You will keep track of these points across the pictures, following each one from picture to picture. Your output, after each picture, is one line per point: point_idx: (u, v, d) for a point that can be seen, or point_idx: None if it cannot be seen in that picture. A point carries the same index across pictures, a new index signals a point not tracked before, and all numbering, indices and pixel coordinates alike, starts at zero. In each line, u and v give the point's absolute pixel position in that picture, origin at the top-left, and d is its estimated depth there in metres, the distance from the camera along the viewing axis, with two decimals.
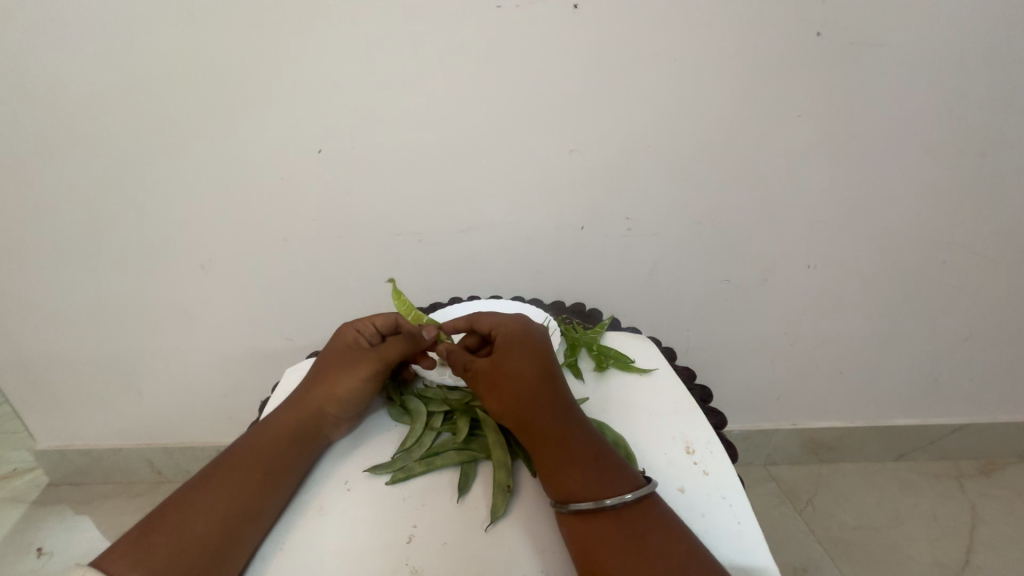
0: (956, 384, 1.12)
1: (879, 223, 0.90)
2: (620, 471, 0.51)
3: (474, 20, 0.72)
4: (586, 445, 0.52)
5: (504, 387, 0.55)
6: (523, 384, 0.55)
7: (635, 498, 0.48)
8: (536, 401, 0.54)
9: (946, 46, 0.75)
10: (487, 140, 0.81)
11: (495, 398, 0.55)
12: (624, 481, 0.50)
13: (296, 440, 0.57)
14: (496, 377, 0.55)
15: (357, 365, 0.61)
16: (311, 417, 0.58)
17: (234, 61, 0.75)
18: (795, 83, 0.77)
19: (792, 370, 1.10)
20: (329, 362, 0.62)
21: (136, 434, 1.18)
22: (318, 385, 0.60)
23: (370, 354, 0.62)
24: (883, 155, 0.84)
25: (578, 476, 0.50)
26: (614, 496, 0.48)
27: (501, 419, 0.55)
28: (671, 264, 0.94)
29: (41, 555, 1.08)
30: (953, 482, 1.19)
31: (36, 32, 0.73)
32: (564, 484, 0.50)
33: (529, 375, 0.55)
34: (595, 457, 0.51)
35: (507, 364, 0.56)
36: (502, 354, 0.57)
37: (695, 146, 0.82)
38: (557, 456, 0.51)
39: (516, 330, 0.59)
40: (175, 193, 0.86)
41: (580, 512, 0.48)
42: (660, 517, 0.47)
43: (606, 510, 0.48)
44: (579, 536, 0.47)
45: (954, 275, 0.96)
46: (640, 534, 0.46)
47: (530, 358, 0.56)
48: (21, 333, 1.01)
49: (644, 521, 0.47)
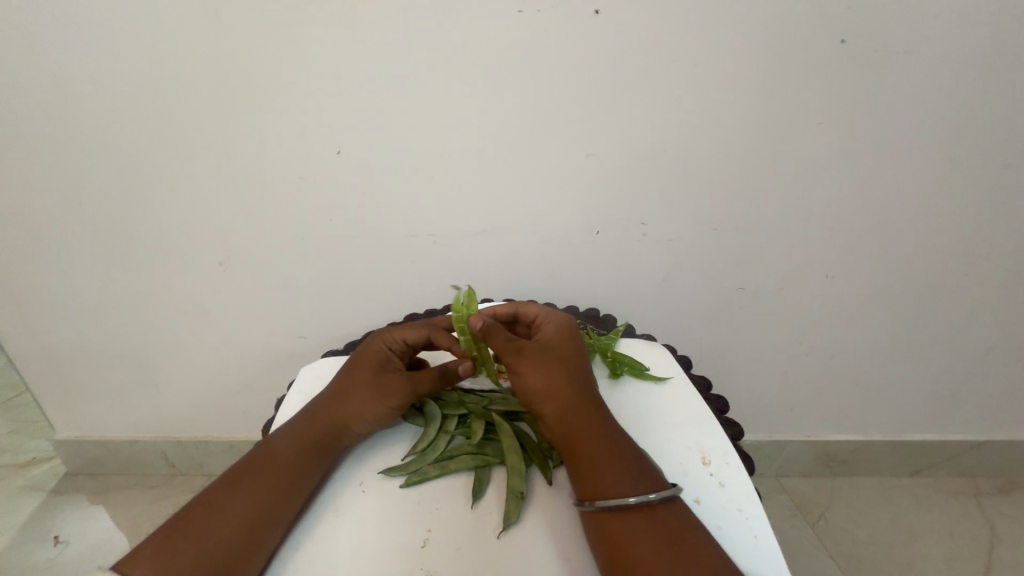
0: (976, 398, 1.10)
1: (899, 233, 0.88)
2: (646, 472, 0.50)
3: (494, 24, 0.73)
4: (621, 444, 0.52)
5: (552, 368, 0.54)
6: (564, 369, 0.55)
7: (660, 498, 0.48)
8: (580, 391, 0.54)
9: (972, 53, 0.74)
10: (504, 143, 0.81)
11: (541, 376, 0.54)
12: (647, 481, 0.49)
13: (315, 454, 0.56)
14: (545, 357, 0.55)
15: (386, 391, 0.58)
16: (332, 431, 0.57)
17: (258, 61, 0.76)
18: (816, 90, 0.76)
19: (807, 380, 1.08)
20: (361, 377, 0.59)
21: (151, 427, 1.20)
22: (342, 401, 0.58)
23: (400, 383, 0.59)
24: (905, 165, 0.82)
25: (612, 471, 0.50)
26: (638, 494, 0.48)
27: (540, 398, 0.53)
28: (687, 270, 0.93)
29: (58, 544, 1.10)
30: (970, 500, 1.16)
31: (69, 33, 0.75)
32: (591, 479, 0.50)
33: (575, 360, 0.57)
34: (627, 455, 0.51)
35: (557, 349, 0.57)
36: (553, 339, 0.58)
37: (713, 152, 0.82)
38: (594, 447, 0.51)
39: (564, 322, 0.60)
40: (196, 192, 0.87)
41: (607, 508, 0.48)
42: (680, 523, 0.47)
43: (632, 510, 0.47)
44: (608, 535, 0.47)
45: (975, 289, 0.94)
46: (670, 535, 0.46)
47: (575, 348, 0.58)
48: (44, 325, 1.04)
49: (671, 522, 0.47)
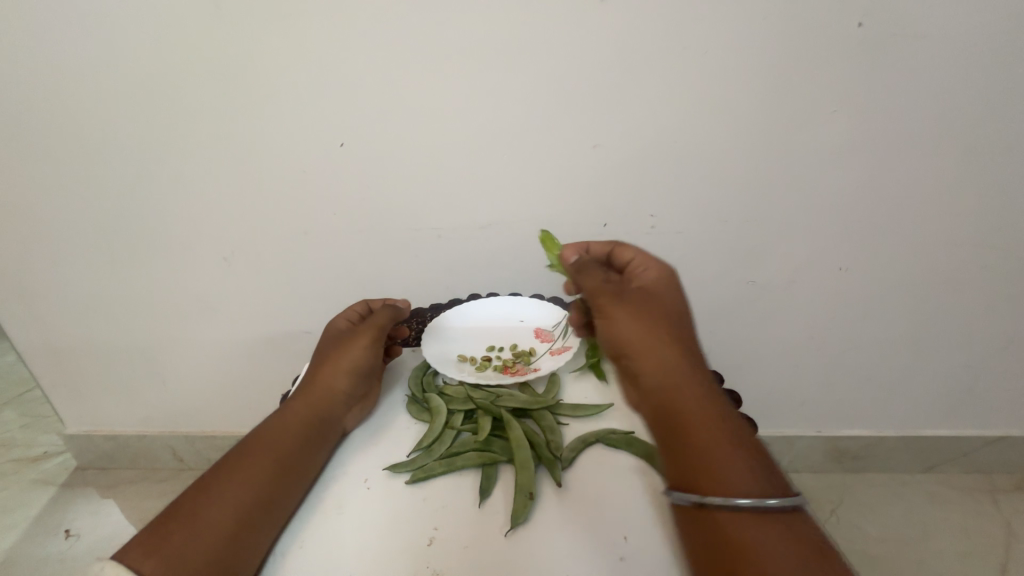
0: (993, 394, 1.07)
1: (916, 224, 0.86)
2: (762, 472, 0.43)
3: (498, 11, 0.71)
4: (734, 431, 0.45)
5: (646, 316, 0.51)
6: (664, 330, 0.50)
7: (783, 504, 0.41)
8: (678, 343, 0.50)
9: (997, 35, 0.71)
10: (509, 134, 0.80)
11: (634, 323, 0.51)
12: (767, 484, 0.42)
13: (308, 426, 0.57)
14: (639, 302, 0.53)
15: (352, 339, 0.66)
16: (321, 401, 0.60)
17: (258, 53, 0.75)
18: (830, 77, 0.74)
19: (819, 375, 1.06)
20: (326, 350, 0.66)
21: (159, 422, 1.21)
22: (321, 370, 0.63)
23: (360, 329, 0.67)
24: (924, 153, 0.80)
25: (719, 461, 0.43)
26: (753, 496, 0.41)
27: (633, 347, 0.50)
28: (695, 264, 0.91)
29: (69, 537, 1.12)
30: (986, 497, 1.13)
31: (68, 26, 0.74)
32: (696, 467, 0.44)
33: (671, 309, 0.52)
34: (745, 443, 0.45)
35: (652, 295, 0.54)
36: (648, 285, 0.55)
37: (723, 142, 0.79)
38: (697, 427, 0.45)
39: (662, 270, 0.56)
40: (198, 186, 0.87)
41: (707, 505, 0.42)
42: (785, 527, 0.40)
43: (746, 510, 0.41)
44: (720, 534, 0.40)
45: (994, 282, 0.91)
46: (800, 546, 0.39)
47: (672, 298, 0.54)
48: (51, 321, 1.04)
49: (798, 531, 0.40)
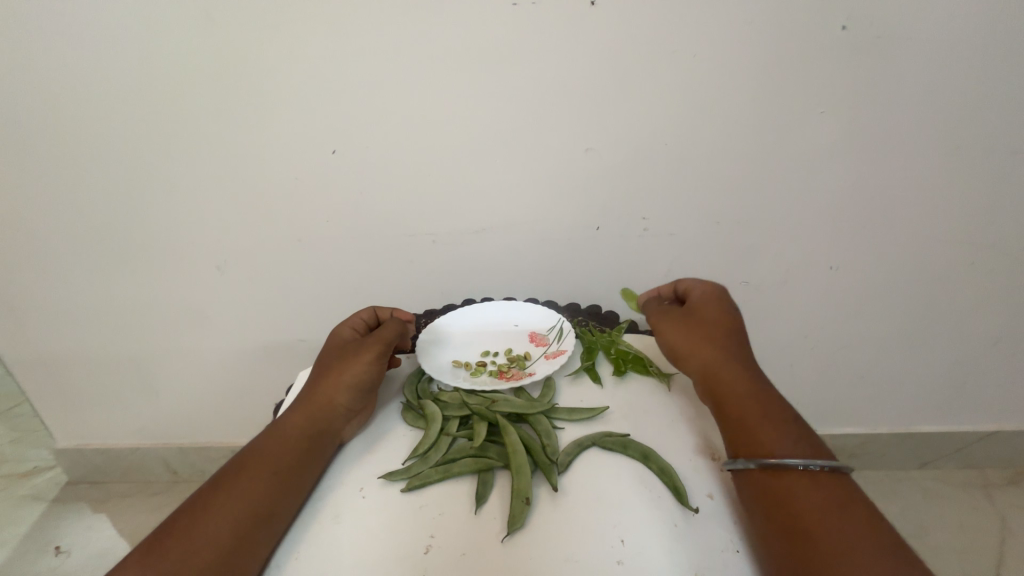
0: (985, 389, 1.08)
1: (905, 222, 0.87)
2: (807, 442, 0.51)
3: (488, 18, 0.71)
4: (774, 406, 0.54)
5: (695, 329, 0.62)
6: (716, 330, 0.61)
7: (828, 466, 0.49)
8: (725, 351, 0.59)
9: (978, 37, 0.72)
10: (501, 139, 0.80)
11: (683, 335, 0.62)
12: (811, 451, 0.51)
13: (306, 440, 0.57)
14: (690, 320, 0.63)
15: (355, 351, 0.65)
16: (321, 413, 0.59)
17: (249, 62, 0.75)
18: (817, 79, 0.75)
19: (813, 374, 1.07)
20: (329, 362, 0.65)
21: (152, 434, 1.19)
22: (322, 382, 0.63)
23: (364, 341, 0.66)
24: (910, 153, 0.81)
25: (763, 432, 0.52)
26: (798, 458, 0.50)
27: (685, 355, 0.61)
28: (689, 266, 0.92)
29: (60, 553, 1.10)
30: (980, 492, 1.14)
31: (57, 37, 0.74)
32: (746, 439, 0.52)
33: (720, 322, 0.62)
34: (788, 421, 0.53)
35: (702, 311, 0.64)
36: (699, 305, 0.65)
37: (713, 144, 0.80)
38: (746, 402, 0.55)
39: (711, 289, 0.66)
40: (190, 196, 0.86)
41: (766, 467, 0.49)
42: (824, 492, 0.47)
43: (792, 470, 0.49)
44: (765, 490, 0.48)
45: (981, 279, 0.92)
46: (838, 501, 0.47)
47: (720, 312, 0.63)
48: (41, 334, 1.03)
49: (838, 490, 0.48)
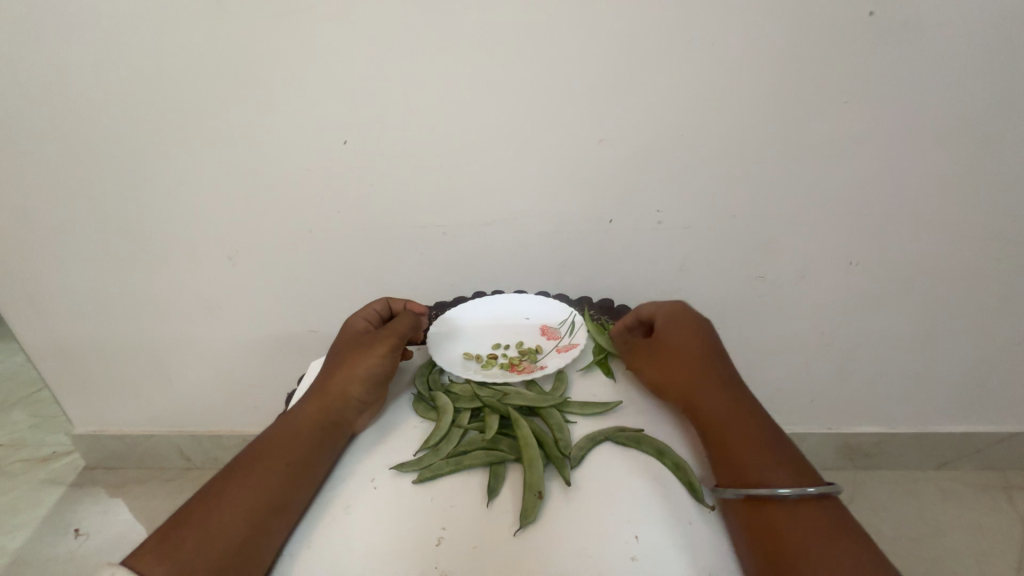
0: (1008, 389, 1.05)
1: (930, 216, 0.84)
2: (793, 465, 0.50)
3: (501, 4, 0.70)
4: (758, 430, 0.53)
5: (665, 360, 0.60)
6: (687, 356, 0.59)
7: (817, 493, 0.47)
8: (698, 379, 0.57)
9: (1015, 21, 0.69)
10: (514, 129, 0.79)
11: (655, 369, 0.61)
12: (800, 477, 0.49)
13: (319, 431, 0.57)
14: (659, 349, 0.62)
15: (368, 344, 0.65)
16: (333, 405, 0.59)
17: (261, 50, 0.74)
18: (841, 67, 0.72)
19: (829, 372, 1.05)
20: (341, 353, 0.65)
21: (167, 421, 1.21)
22: (335, 373, 0.63)
23: (377, 334, 0.65)
24: (938, 144, 0.78)
25: (751, 457, 0.50)
26: (788, 487, 0.48)
27: (662, 388, 0.60)
28: (704, 259, 0.90)
29: (79, 535, 1.12)
30: (1000, 494, 1.12)
31: (71, 26, 0.74)
32: (734, 467, 0.50)
33: (689, 347, 0.60)
34: (772, 441, 0.52)
35: (668, 338, 0.62)
36: (665, 331, 0.63)
37: (731, 135, 0.78)
38: (730, 433, 0.53)
39: (676, 309, 0.64)
40: (203, 186, 0.87)
41: (755, 497, 0.47)
42: (813, 522, 0.46)
43: (782, 500, 0.47)
44: (757, 521, 0.46)
45: (1008, 275, 0.89)
46: (827, 530, 0.45)
47: (688, 334, 0.61)
48: (59, 322, 1.05)
49: (826, 517, 0.46)
